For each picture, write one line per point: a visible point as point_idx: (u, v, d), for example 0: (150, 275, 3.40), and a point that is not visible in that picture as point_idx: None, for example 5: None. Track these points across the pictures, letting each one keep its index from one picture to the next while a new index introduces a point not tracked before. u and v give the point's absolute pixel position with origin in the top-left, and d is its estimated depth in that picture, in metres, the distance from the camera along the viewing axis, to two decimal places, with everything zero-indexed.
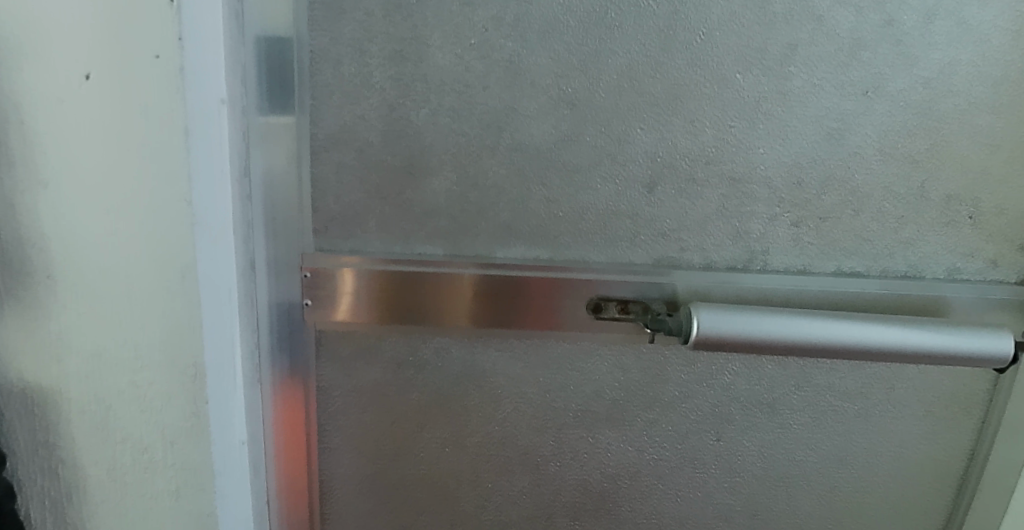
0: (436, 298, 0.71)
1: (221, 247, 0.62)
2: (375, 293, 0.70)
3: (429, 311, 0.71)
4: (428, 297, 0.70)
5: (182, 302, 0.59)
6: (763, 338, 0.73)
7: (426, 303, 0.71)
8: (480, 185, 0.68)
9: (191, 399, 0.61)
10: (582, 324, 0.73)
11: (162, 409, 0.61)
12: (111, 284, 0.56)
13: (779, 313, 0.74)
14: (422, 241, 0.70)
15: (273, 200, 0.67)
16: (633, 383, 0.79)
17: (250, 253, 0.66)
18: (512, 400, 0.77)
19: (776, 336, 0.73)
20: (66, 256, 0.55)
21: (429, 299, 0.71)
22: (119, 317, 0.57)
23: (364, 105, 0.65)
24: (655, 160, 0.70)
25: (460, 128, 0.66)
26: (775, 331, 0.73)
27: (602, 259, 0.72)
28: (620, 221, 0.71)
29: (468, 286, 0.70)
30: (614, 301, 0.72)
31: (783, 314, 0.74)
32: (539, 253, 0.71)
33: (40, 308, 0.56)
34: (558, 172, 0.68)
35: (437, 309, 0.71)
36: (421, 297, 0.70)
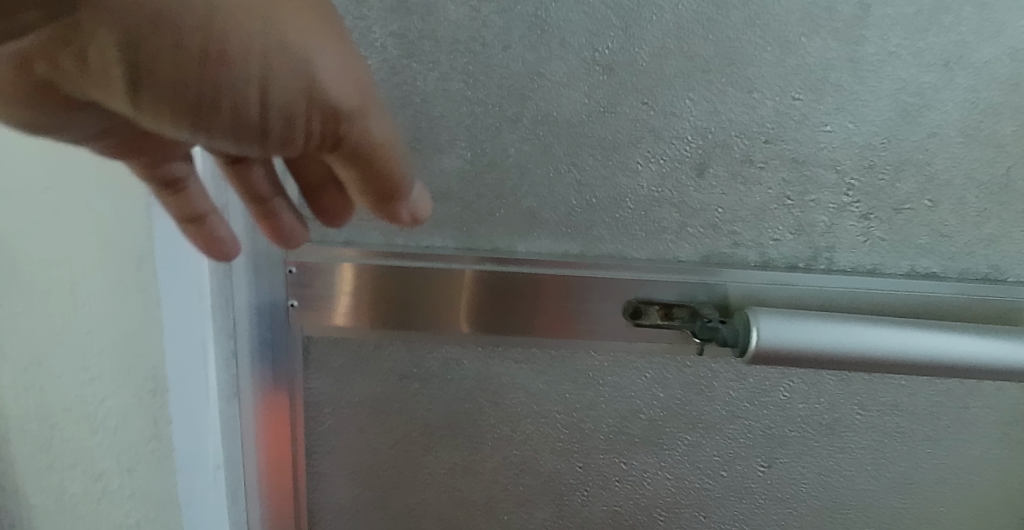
0: (445, 300, 0.60)
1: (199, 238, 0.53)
2: (374, 293, 0.59)
3: (436, 315, 0.60)
4: (436, 298, 0.59)
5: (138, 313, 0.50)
6: (832, 348, 0.61)
7: (432, 305, 0.60)
8: (498, 164, 0.57)
9: (150, 419, 0.52)
10: (618, 332, 0.62)
11: (113, 431, 0.53)
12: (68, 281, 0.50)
13: (849, 320, 0.63)
14: (429, 232, 0.59)
15: None
16: (674, 401, 0.68)
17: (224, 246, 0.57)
18: (533, 420, 0.66)
19: (846, 349, 0.62)
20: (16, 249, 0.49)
21: (436, 301, 0.60)
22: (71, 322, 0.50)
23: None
24: (705, 137, 0.58)
25: (475, 96, 0.56)
26: (845, 340, 0.62)
27: (642, 255, 0.60)
28: (662, 210, 0.59)
29: (479, 285, 0.59)
30: (656, 304, 0.61)
31: (854, 321, 0.63)
32: (567, 247, 0.60)
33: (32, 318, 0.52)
34: (590, 150, 0.57)
35: (446, 313, 0.60)
36: (427, 298, 0.59)
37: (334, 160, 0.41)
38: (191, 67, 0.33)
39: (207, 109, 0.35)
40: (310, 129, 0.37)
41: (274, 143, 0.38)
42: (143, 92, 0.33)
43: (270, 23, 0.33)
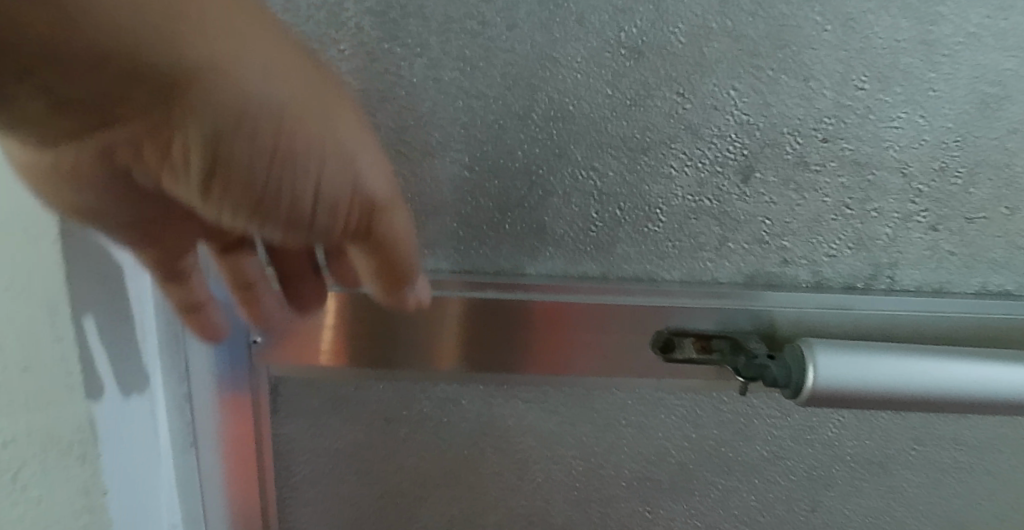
0: (434, 334, 0.49)
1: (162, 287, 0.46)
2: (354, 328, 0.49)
3: (423, 350, 0.49)
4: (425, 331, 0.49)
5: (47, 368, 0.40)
6: (909, 390, 0.51)
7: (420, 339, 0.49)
8: (503, 171, 0.46)
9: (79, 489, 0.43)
10: (645, 368, 0.51)
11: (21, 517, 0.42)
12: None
13: (932, 354, 0.52)
14: (419, 251, 0.48)
15: None
16: (707, 442, 0.58)
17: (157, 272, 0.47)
18: (543, 466, 0.57)
19: (922, 390, 0.51)
20: None
21: (427, 334, 0.49)
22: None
23: (330, 51, 0.43)
24: (752, 134, 0.47)
25: (473, 87, 0.44)
26: (927, 381, 0.51)
27: (674, 276, 0.50)
28: (700, 222, 0.49)
29: (475, 316, 0.48)
30: (691, 336, 0.50)
31: (937, 355, 0.52)
32: (585, 268, 0.49)
33: None
34: (613, 152, 0.46)
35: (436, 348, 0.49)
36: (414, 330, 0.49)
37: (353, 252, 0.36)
38: (256, 157, 0.30)
39: (268, 202, 0.32)
40: (345, 221, 0.33)
41: (315, 234, 0.33)
42: (204, 182, 0.31)
43: (327, 120, 0.31)
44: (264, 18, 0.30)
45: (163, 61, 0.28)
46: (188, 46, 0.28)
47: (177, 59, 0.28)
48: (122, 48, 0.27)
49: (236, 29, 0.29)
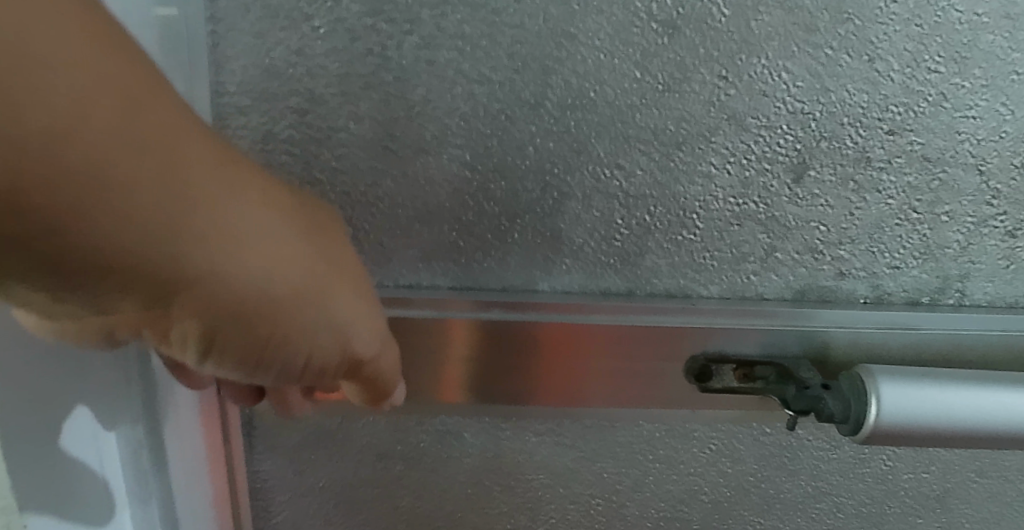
0: (429, 363, 0.41)
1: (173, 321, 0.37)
2: None
3: (416, 383, 0.41)
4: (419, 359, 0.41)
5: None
6: (996, 429, 0.42)
7: (410, 369, 0.41)
8: (512, 171, 0.38)
9: None
10: (676, 399, 0.44)
11: None
12: None
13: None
14: (412, 265, 0.40)
15: None
16: (746, 478, 0.51)
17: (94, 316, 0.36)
18: (558, 506, 0.50)
19: (1014, 427, 0.42)
20: None
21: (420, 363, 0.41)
22: None
23: (301, 29, 0.35)
24: (807, 126, 0.40)
25: (476, 70, 0.36)
26: (1018, 417, 0.42)
27: (712, 292, 0.43)
28: (743, 229, 0.41)
29: (479, 342, 0.40)
30: (731, 362, 0.43)
31: None
32: (607, 283, 0.41)
33: None
34: (642, 147, 0.38)
35: (431, 379, 0.41)
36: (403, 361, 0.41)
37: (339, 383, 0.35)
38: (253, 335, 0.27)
39: (259, 370, 0.29)
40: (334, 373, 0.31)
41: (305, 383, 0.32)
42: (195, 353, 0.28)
43: (324, 300, 0.28)
44: (265, 186, 0.27)
45: (165, 259, 0.23)
46: (195, 242, 0.24)
47: (183, 257, 0.24)
48: (126, 255, 0.22)
49: (243, 210, 0.25)
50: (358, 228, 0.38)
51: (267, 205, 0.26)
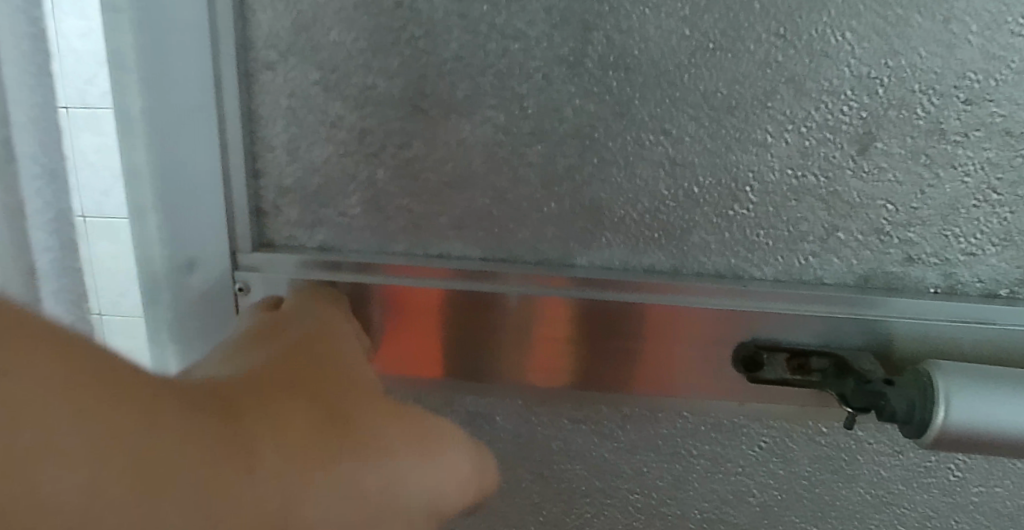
0: (473, 341, 0.38)
1: (227, 278, 0.37)
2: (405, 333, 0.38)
3: (455, 361, 0.39)
4: (469, 336, 0.38)
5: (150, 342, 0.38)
6: None
7: (448, 350, 0.38)
8: (549, 133, 0.36)
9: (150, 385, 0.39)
10: (725, 394, 0.40)
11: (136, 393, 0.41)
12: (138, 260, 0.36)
13: None
14: (443, 234, 0.37)
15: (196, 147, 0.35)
16: (798, 482, 0.47)
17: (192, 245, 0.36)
18: (593, 500, 0.47)
19: None
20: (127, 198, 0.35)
21: (466, 340, 0.38)
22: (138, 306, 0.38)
23: None
24: (874, 92, 0.36)
25: (512, 24, 0.34)
26: None
27: (765, 274, 0.39)
28: (801, 205, 0.38)
29: (533, 319, 0.38)
30: (785, 351, 0.39)
31: None
32: (651, 261, 0.38)
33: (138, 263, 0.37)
34: (691, 112, 0.35)
35: (458, 361, 0.39)
36: (453, 336, 0.38)
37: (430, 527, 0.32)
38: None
39: None
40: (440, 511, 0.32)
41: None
42: None
43: (402, 466, 0.30)
44: (289, 414, 0.26)
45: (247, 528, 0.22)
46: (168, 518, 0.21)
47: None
48: None
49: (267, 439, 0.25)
50: (387, 192, 0.37)
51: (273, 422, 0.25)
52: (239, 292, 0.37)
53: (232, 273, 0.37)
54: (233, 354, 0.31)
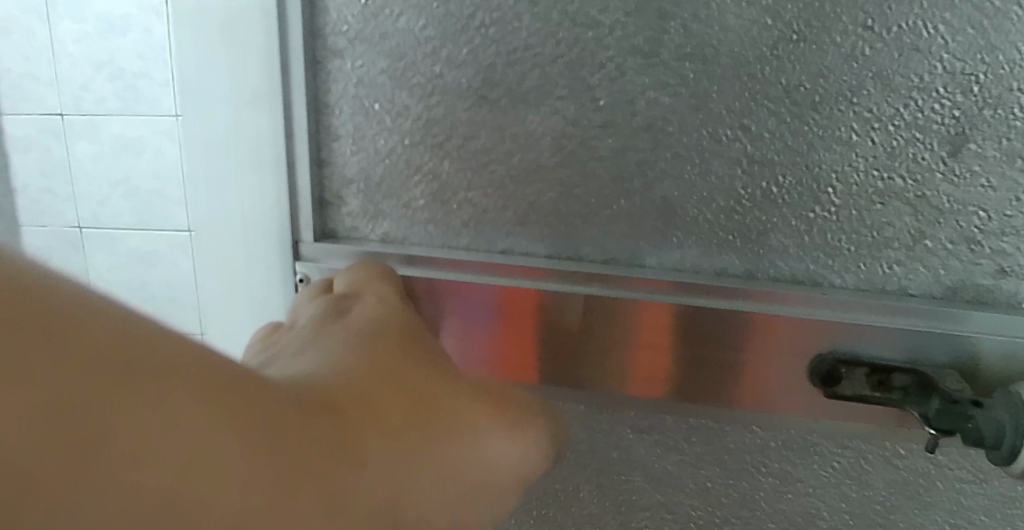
0: (547, 342, 0.37)
1: (289, 268, 0.37)
2: (481, 330, 0.37)
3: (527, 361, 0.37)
4: (544, 337, 0.37)
5: (244, 291, 0.38)
6: None
7: (522, 349, 0.37)
8: (620, 126, 0.34)
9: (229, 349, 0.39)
10: (796, 408, 0.37)
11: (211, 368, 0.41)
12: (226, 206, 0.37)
13: None
14: (508, 229, 0.36)
15: (262, 100, 0.34)
16: (873, 507, 0.43)
17: (278, 190, 0.36)
18: (654, 514, 0.45)
19: None
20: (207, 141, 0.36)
21: (540, 340, 0.37)
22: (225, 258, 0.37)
23: None
24: (970, 89, 0.33)
25: (585, 12, 0.33)
26: None
27: (846, 282, 0.37)
28: (887, 209, 0.35)
29: (612, 323, 0.36)
30: (866, 366, 0.36)
31: None
32: (725, 263, 0.37)
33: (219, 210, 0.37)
34: (770, 106, 0.34)
35: (532, 359, 0.37)
36: (531, 335, 0.37)
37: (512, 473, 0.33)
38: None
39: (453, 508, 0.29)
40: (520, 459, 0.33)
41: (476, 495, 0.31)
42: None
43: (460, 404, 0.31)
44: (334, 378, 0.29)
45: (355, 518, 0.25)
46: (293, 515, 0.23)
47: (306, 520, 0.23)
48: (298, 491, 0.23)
49: (363, 433, 0.27)
50: (450, 184, 0.36)
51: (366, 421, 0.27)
52: (300, 283, 0.37)
53: (294, 264, 0.37)
54: (314, 337, 0.32)
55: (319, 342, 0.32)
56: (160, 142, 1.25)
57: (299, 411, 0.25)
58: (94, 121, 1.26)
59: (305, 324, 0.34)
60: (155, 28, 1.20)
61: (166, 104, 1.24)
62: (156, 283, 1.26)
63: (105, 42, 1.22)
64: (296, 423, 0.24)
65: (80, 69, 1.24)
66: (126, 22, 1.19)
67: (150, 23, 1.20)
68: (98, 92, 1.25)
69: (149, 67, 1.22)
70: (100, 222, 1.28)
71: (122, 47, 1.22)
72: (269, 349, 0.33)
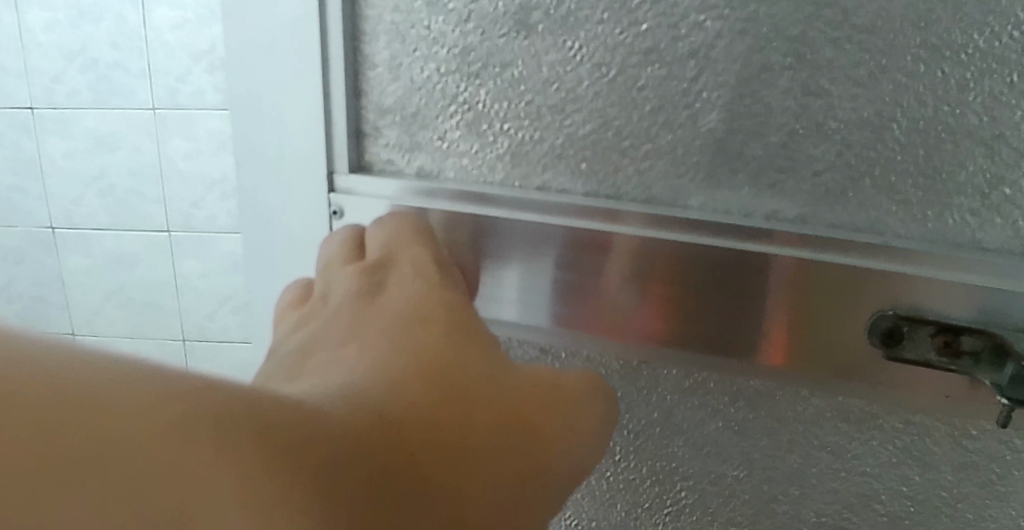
0: (602, 288, 0.35)
1: (323, 201, 0.37)
2: (528, 272, 0.36)
3: (578, 307, 0.36)
4: (597, 284, 0.35)
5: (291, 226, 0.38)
6: None
7: (574, 295, 0.36)
8: (662, 53, 0.33)
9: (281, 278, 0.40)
10: (839, 364, 0.35)
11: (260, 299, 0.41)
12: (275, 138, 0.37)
13: None
14: (549, 164, 0.35)
15: (306, 26, 0.35)
16: (937, 493, 0.39)
17: (322, 120, 0.36)
18: (695, 485, 0.42)
19: None
20: (255, 71, 0.36)
21: (593, 285, 0.35)
22: (274, 190, 0.38)
23: None
24: None
25: None
26: None
27: (911, 233, 0.33)
28: (959, 150, 0.32)
29: (666, 269, 0.34)
30: (933, 326, 0.33)
31: None
32: (777, 205, 0.34)
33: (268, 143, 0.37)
34: (827, 31, 0.31)
35: (582, 306, 0.36)
36: (583, 282, 0.35)
37: (575, 443, 0.32)
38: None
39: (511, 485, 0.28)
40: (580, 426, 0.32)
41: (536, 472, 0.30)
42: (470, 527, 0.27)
43: (498, 377, 0.31)
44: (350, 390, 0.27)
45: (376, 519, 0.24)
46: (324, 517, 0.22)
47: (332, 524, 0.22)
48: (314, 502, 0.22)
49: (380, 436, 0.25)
50: (486, 116, 0.35)
51: (404, 431, 0.26)
52: (334, 216, 0.38)
53: (328, 196, 0.37)
54: (353, 322, 0.32)
55: (355, 338, 0.31)
56: (139, 138, 1.25)
57: (330, 429, 0.24)
58: (65, 115, 1.25)
59: (339, 301, 0.34)
60: (128, 15, 1.17)
61: (143, 95, 1.22)
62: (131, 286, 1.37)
63: (74, 32, 1.20)
64: (314, 432, 0.23)
65: (51, 60, 1.22)
66: (101, 8, 1.17)
67: (125, 10, 1.17)
68: (70, 84, 1.23)
69: (125, 57, 1.20)
70: (75, 223, 1.32)
71: (93, 36, 1.20)
72: (306, 334, 0.33)
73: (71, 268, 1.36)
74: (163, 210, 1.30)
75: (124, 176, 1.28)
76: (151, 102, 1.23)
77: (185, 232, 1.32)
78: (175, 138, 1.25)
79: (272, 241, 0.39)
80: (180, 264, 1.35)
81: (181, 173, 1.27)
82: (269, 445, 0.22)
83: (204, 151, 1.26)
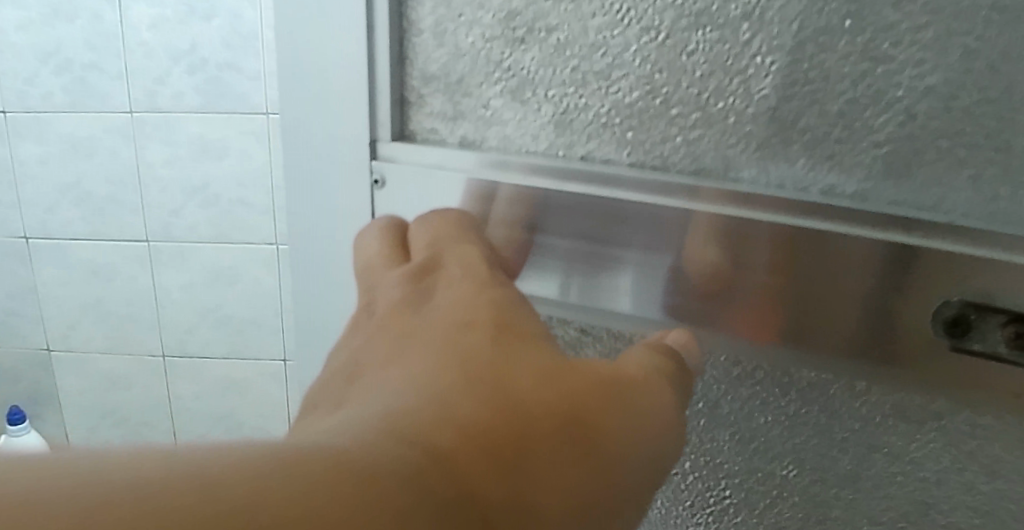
0: (664, 268, 0.34)
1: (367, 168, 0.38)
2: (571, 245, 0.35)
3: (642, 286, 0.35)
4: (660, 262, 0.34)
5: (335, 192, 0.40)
6: None
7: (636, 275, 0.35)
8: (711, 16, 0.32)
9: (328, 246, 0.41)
10: (874, 353, 0.32)
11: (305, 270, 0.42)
12: (320, 104, 0.38)
13: None
14: (593, 131, 0.35)
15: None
16: (1004, 506, 0.34)
17: (364, 84, 0.37)
18: (742, 482, 0.40)
19: None
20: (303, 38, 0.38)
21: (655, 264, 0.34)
22: (320, 156, 0.39)
23: None
24: None
25: None
26: None
27: (974, 211, 0.30)
28: None
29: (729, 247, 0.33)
30: (1004, 316, 0.29)
31: None
32: (832, 179, 0.32)
33: (314, 109, 0.39)
34: None
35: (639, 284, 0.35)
36: (643, 260, 0.34)
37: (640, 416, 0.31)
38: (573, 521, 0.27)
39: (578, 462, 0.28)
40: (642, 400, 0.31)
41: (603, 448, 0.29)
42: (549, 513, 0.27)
43: (537, 370, 0.30)
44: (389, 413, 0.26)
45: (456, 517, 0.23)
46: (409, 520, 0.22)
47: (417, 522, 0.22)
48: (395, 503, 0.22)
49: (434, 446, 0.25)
50: (527, 80, 0.35)
51: (458, 449, 0.25)
52: (376, 185, 0.38)
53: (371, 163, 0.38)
54: (399, 331, 0.33)
55: (400, 350, 0.32)
56: (115, 142, 1.25)
57: (386, 446, 0.24)
58: (39, 119, 1.25)
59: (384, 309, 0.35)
60: (105, 14, 1.17)
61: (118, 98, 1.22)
62: (117, 297, 1.36)
63: (52, 31, 1.20)
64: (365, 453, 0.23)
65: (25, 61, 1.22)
66: (75, 6, 1.17)
67: (100, 9, 1.17)
68: (46, 86, 1.23)
69: (100, 58, 1.20)
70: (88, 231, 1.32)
71: (71, 38, 1.20)
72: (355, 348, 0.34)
73: (51, 278, 1.36)
74: (143, 216, 1.29)
75: (100, 184, 1.28)
76: (128, 104, 1.22)
77: (163, 240, 1.31)
78: (152, 143, 1.24)
79: (317, 209, 0.40)
80: (165, 274, 1.33)
81: (160, 180, 1.26)
82: (322, 472, 0.21)
83: (183, 156, 1.25)
